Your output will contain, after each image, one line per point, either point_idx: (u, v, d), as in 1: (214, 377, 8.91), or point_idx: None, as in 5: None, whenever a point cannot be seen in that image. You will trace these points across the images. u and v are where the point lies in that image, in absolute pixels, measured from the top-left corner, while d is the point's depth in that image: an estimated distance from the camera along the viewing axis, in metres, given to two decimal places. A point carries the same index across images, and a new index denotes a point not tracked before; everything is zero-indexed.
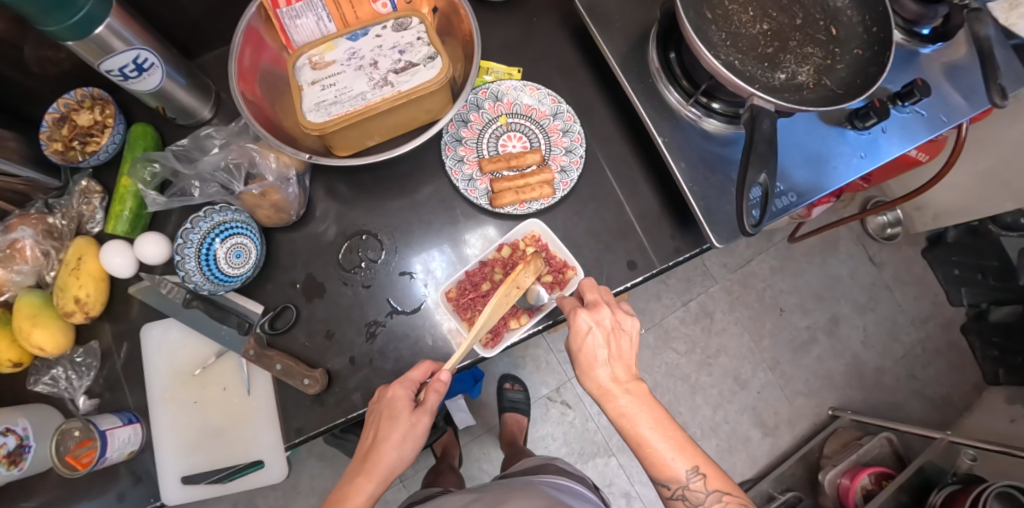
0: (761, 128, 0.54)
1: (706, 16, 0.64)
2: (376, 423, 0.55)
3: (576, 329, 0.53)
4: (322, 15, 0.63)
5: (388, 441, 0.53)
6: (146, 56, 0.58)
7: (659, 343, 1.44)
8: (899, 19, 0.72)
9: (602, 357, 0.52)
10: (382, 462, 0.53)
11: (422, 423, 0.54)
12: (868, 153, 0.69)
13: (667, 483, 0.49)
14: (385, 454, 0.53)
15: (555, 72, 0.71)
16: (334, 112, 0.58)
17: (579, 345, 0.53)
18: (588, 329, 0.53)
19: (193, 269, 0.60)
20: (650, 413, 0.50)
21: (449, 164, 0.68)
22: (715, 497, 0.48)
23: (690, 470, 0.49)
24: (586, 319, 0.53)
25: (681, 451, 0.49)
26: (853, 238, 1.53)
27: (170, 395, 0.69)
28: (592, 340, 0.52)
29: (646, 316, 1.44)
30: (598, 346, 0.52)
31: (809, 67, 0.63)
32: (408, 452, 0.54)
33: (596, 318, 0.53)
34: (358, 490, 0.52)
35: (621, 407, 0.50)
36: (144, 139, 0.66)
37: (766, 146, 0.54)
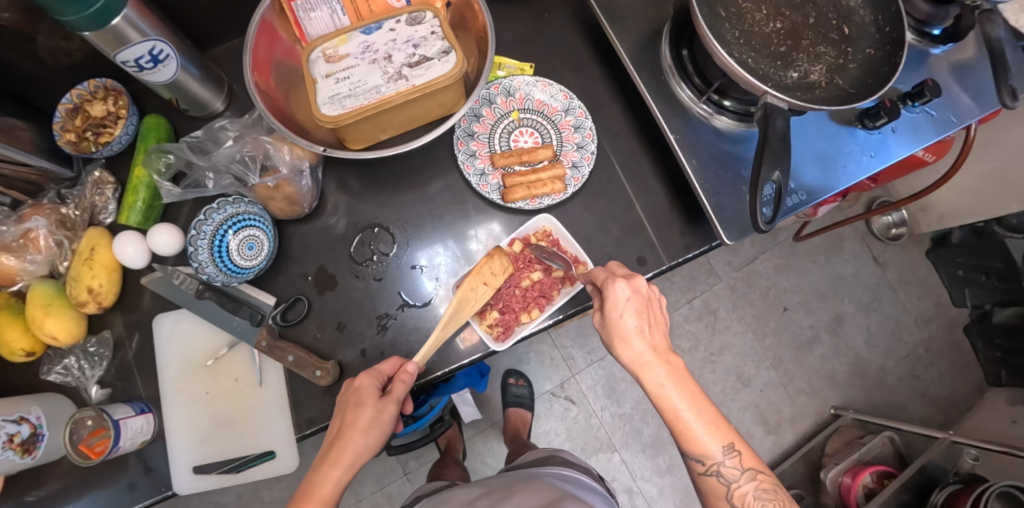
0: (774, 126, 0.54)
1: (719, 14, 0.64)
2: (343, 414, 0.56)
3: (611, 297, 0.54)
4: (336, 8, 0.64)
5: (360, 434, 0.54)
6: (161, 47, 0.58)
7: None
8: (910, 19, 0.73)
9: (637, 328, 0.52)
10: (347, 450, 0.53)
11: (388, 411, 0.56)
12: (877, 151, 0.69)
13: (702, 459, 0.50)
14: (349, 441, 0.54)
15: (566, 68, 0.72)
16: (348, 105, 0.58)
17: (613, 312, 0.53)
18: (621, 297, 0.53)
19: (206, 260, 0.61)
20: (688, 388, 0.50)
21: (460, 158, 0.68)
22: (749, 475, 0.50)
23: (725, 447, 0.50)
24: (623, 288, 0.53)
25: (714, 429, 0.50)
26: (858, 238, 1.53)
27: (182, 384, 0.69)
28: (626, 310, 0.53)
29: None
30: (630, 316, 0.52)
31: (822, 66, 0.63)
32: (375, 439, 0.55)
33: (633, 286, 0.54)
34: (326, 477, 0.53)
35: (660, 380, 0.50)
36: (157, 130, 0.66)
37: (780, 143, 0.54)
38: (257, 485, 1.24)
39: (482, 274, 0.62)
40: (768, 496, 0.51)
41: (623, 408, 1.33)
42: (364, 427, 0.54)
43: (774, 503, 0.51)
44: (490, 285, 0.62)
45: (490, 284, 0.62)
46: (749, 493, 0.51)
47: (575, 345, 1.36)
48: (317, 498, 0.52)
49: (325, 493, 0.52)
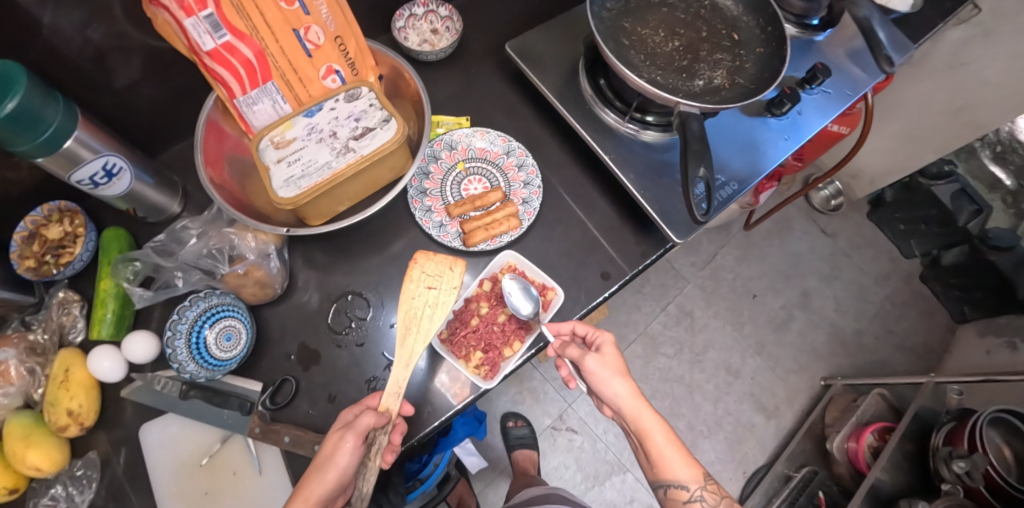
0: (691, 129, 0.60)
1: (623, 42, 0.70)
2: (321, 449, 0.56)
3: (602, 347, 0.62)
4: (277, 98, 0.67)
5: (324, 466, 0.54)
6: (114, 161, 0.60)
7: (648, 351, 1.47)
8: (790, 16, 0.84)
9: (618, 373, 0.60)
10: (307, 486, 0.53)
11: (343, 442, 0.54)
12: (791, 134, 0.77)
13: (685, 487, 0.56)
14: (308, 478, 0.53)
15: (500, 114, 0.77)
16: (303, 185, 0.62)
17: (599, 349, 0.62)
18: (608, 348, 0.62)
19: (186, 359, 0.62)
20: (661, 421, 0.58)
21: (418, 215, 0.71)
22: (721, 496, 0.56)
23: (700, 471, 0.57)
24: (608, 339, 0.62)
25: (684, 458, 0.56)
26: (804, 215, 1.63)
27: (178, 490, 0.67)
28: (609, 358, 0.61)
29: (631, 328, 1.48)
30: (611, 354, 0.61)
31: (722, 71, 0.70)
32: (331, 476, 0.53)
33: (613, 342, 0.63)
34: None
35: (644, 414, 0.57)
36: (117, 241, 0.67)
37: (698, 143, 0.60)
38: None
39: (422, 280, 0.63)
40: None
41: None
42: (325, 457, 0.54)
43: None
44: (435, 287, 0.63)
45: (435, 286, 0.63)
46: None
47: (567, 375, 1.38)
48: None
49: None
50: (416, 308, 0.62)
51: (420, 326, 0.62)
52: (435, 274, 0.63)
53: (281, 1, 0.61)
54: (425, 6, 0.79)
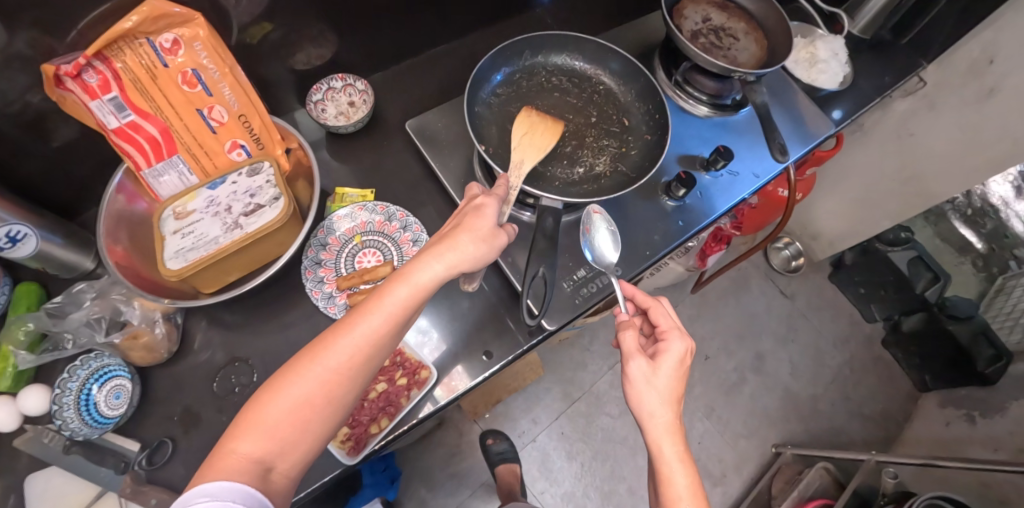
0: (543, 224, 0.62)
1: (509, 129, 0.72)
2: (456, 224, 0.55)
3: (665, 347, 0.55)
4: (183, 170, 0.72)
5: (475, 243, 0.53)
6: (18, 229, 0.64)
7: (592, 410, 1.42)
8: (705, 96, 0.87)
9: (664, 390, 0.53)
10: (457, 247, 0.52)
11: (500, 234, 0.55)
12: (686, 217, 0.79)
13: None
14: (459, 238, 0.53)
15: (403, 188, 0.81)
16: (190, 257, 0.65)
17: (658, 360, 0.54)
18: (670, 354, 0.55)
19: (71, 415, 0.64)
20: (691, 473, 0.51)
21: (308, 286, 0.73)
22: None
23: None
24: (677, 342, 0.56)
25: None
26: (762, 275, 1.63)
27: None
28: (665, 367, 0.54)
29: (576, 386, 1.44)
30: (670, 364, 0.54)
31: (606, 157, 0.72)
32: (478, 259, 0.53)
33: (683, 347, 0.56)
34: (428, 271, 0.51)
35: (670, 451, 0.51)
36: (28, 297, 0.72)
37: (546, 240, 0.62)
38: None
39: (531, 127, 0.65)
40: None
41: (562, 486, 1.35)
42: (485, 235, 0.54)
43: None
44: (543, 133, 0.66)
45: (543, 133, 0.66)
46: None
47: (506, 429, 1.37)
48: (418, 291, 0.51)
49: (421, 293, 0.51)
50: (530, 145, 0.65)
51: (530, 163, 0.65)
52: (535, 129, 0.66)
53: (184, 84, 0.66)
54: (343, 81, 0.84)
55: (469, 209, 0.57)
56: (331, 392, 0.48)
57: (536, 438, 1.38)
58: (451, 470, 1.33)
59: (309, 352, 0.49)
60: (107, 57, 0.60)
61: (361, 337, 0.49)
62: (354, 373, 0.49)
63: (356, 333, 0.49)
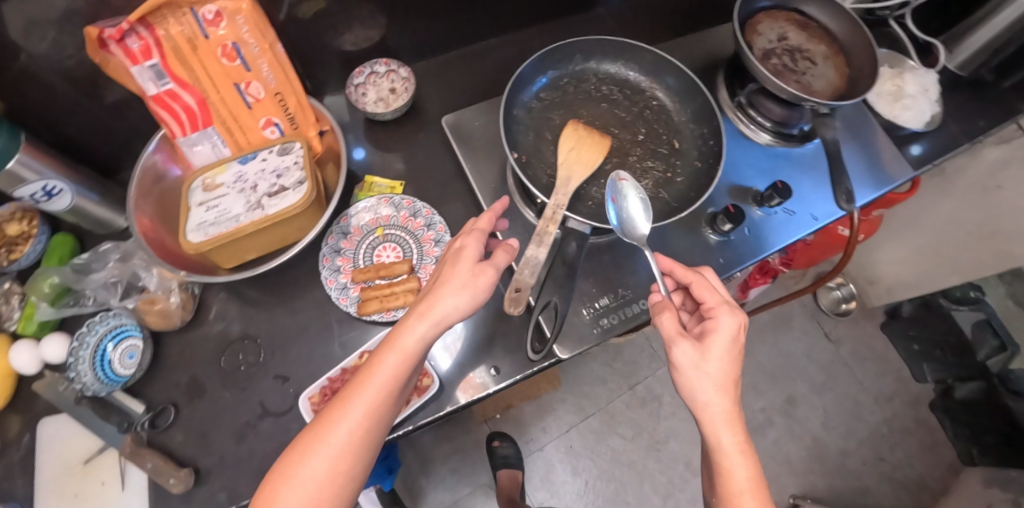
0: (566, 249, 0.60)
1: (546, 137, 0.67)
2: (438, 272, 0.53)
3: (713, 328, 0.51)
4: (216, 141, 0.72)
5: (458, 287, 0.50)
6: (54, 184, 0.67)
7: (604, 428, 1.33)
8: (769, 122, 0.80)
9: (715, 373, 0.48)
10: (434, 300, 0.49)
11: (485, 272, 0.52)
12: (731, 254, 0.73)
13: None
14: (438, 292, 0.50)
15: (433, 184, 0.77)
16: (210, 232, 0.65)
17: (706, 342, 0.50)
18: (721, 334, 0.50)
19: (85, 371, 0.67)
20: (754, 465, 0.46)
21: (324, 273, 0.71)
22: None
23: None
24: (728, 319, 0.51)
25: None
26: (806, 315, 1.49)
27: (54, 487, 0.69)
28: (715, 349, 0.49)
29: (590, 401, 1.35)
30: (720, 344, 0.50)
31: (649, 181, 0.67)
32: (465, 298, 0.50)
33: (738, 325, 0.51)
34: (410, 328, 0.48)
35: (727, 442, 0.46)
36: (62, 247, 0.74)
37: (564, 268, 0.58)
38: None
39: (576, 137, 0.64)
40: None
41: (562, 500, 1.26)
42: (467, 279, 0.51)
43: None
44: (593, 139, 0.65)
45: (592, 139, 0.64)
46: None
47: (514, 433, 1.30)
48: (406, 350, 0.48)
49: (412, 347, 0.48)
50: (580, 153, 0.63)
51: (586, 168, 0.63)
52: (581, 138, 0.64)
53: (224, 57, 0.65)
54: (386, 66, 0.81)
55: (451, 254, 0.54)
56: (342, 471, 0.45)
57: (544, 447, 1.30)
58: (452, 465, 1.26)
59: (310, 433, 0.46)
60: (151, 23, 0.59)
61: (359, 411, 0.46)
62: (363, 444, 0.47)
63: (354, 408, 0.47)
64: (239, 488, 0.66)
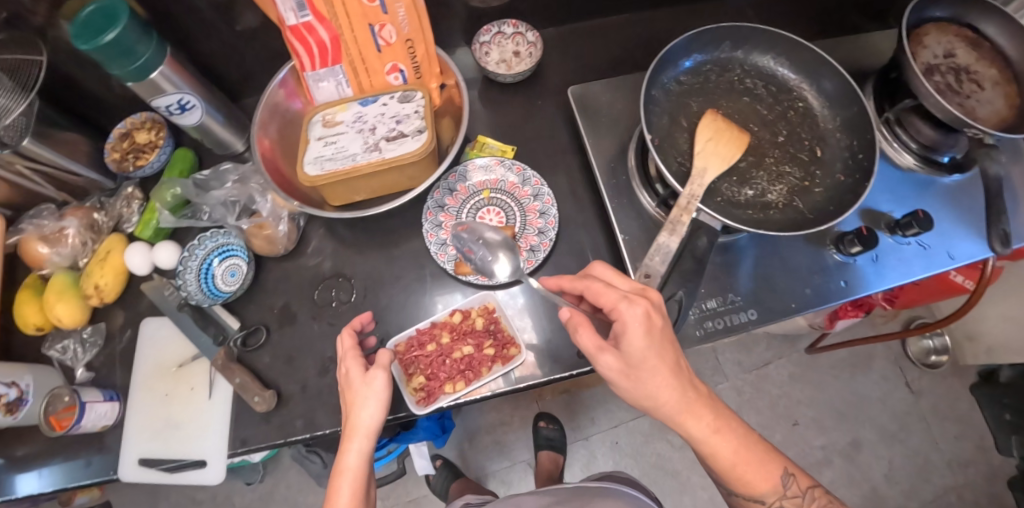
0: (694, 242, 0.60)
1: (680, 123, 0.64)
2: (345, 399, 0.55)
3: (625, 330, 0.49)
4: (341, 80, 0.72)
5: (362, 402, 0.53)
6: (188, 98, 0.69)
7: (653, 432, 1.26)
8: (915, 144, 0.73)
9: (660, 374, 0.49)
10: (352, 425, 0.52)
11: (377, 379, 0.54)
12: (853, 279, 0.68)
13: (763, 497, 0.53)
14: (352, 417, 0.53)
15: (544, 155, 0.76)
16: (327, 167, 0.66)
17: (626, 348, 0.49)
18: (634, 329, 0.48)
19: (191, 280, 0.72)
20: (733, 431, 0.52)
21: (426, 227, 0.71)
22: (812, 494, 0.54)
23: (784, 476, 0.53)
24: (635, 312, 0.48)
25: (762, 462, 0.53)
26: (889, 357, 1.34)
27: (148, 383, 0.74)
28: (645, 348, 0.48)
29: None
30: (639, 346, 0.48)
31: (783, 187, 0.63)
32: (376, 408, 0.53)
33: (645, 313, 0.49)
34: (344, 452, 0.52)
35: (705, 428, 0.51)
36: (183, 162, 0.77)
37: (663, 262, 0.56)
38: (214, 501, 1.26)
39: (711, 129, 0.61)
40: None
41: None
42: (360, 396, 0.53)
43: None
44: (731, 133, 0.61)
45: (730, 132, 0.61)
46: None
47: (562, 418, 1.27)
48: (348, 471, 0.51)
49: (357, 462, 0.52)
50: (720, 143, 0.61)
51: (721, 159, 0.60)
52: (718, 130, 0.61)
53: None
54: (514, 28, 0.79)
55: (345, 383, 0.56)
56: None
57: (590, 437, 1.26)
58: (495, 437, 1.26)
59: None
60: None
61: None
62: None
63: None
64: (315, 417, 0.68)
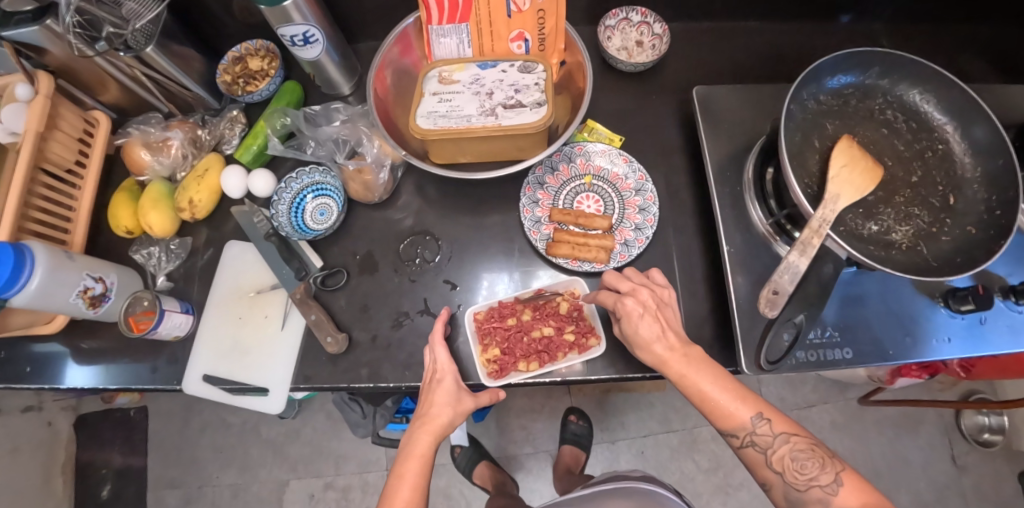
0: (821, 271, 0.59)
1: (813, 143, 0.62)
2: (421, 404, 0.60)
3: (626, 316, 0.57)
4: (464, 39, 0.71)
5: (444, 403, 0.59)
6: (313, 31, 0.68)
7: (681, 450, 1.24)
8: None
9: (653, 333, 0.55)
10: (434, 419, 0.58)
11: (466, 400, 0.60)
12: (957, 338, 0.63)
13: (736, 432, 0.53)
14: (434, 413, 0.59)
15: (651, 151, 0.74)
16: (440, 123, 0.65)
17: (631, 324, 0.56)
18: (632, 311, 0.56)
19: (282, 211, 0.72)
20: (715, 375, 0.54)
21: (523, 201, 0.71)
22: (784, 438, 0.52)
23: (755, 416, 0.52)
24: (631, 302, 0.57)
25: (739, 401, 0.53)
26: (940, 426, 1.29)
27: (224, 304, 0.76)
28: (639, 321, 0.56)
29: (679, 417, 1.25)
30: (646, 323, 0.56)
31: (909, 228, 0.60)
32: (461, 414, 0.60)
33: (640, 300, 0.57)
34: (419, 440, 0.58)
35: (682, 370, 0.54)
36: (290, 94, 0.77)
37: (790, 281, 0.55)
38: (247, 428, 1.31)
39: (848, 156, 0.57)
40: (807, 456, 0.51)
41: None
42: (434, 401, 0.59)
43: (815, 463, 0.50)
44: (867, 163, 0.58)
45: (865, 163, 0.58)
46: (786, 456, 0.51)
47: (593, 418, 1.27)
48: (415, 458, 0.57)
49: (423, 452, 0.57)
50: (854, 171, 0.57)
51: (853, 189, 0.57)
52: (854, 159, 0.58)
53: None
54: (642, 16, 0.77)
55: (431, 381, 0.61)
56: None
57: (616, 441, 1.25)
58: (522, 421, 1.27)
59: None
60: None
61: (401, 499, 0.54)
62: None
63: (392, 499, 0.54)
64: (380, 369, 0.67)
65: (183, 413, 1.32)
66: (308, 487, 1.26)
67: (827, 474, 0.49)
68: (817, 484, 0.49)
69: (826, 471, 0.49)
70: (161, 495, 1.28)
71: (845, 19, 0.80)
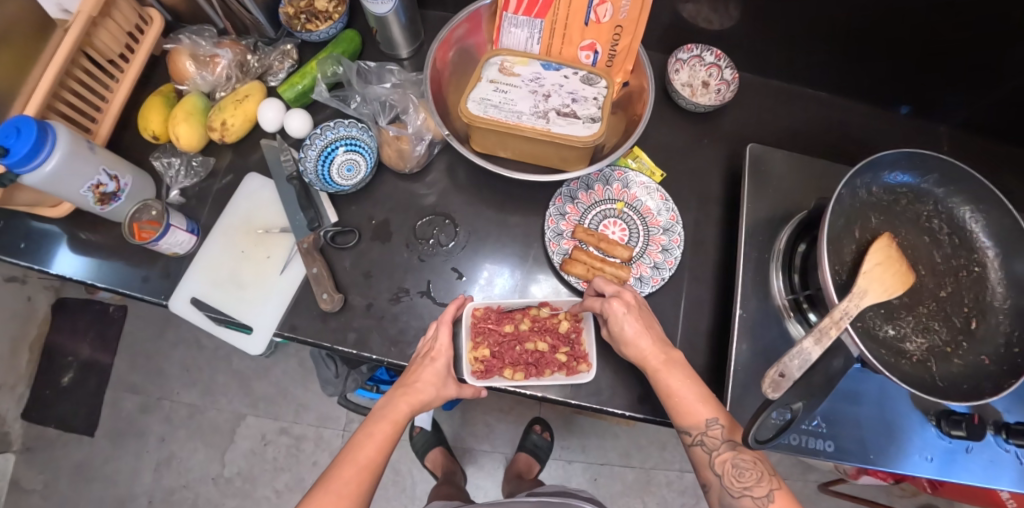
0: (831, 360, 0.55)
1: (852, 231, 0.61)
2: (403, 378, 0.60)
3: (610, 316, 0.58)
4: (535, 34, 0.69)
5: (426, 380, 0.59)
6: None
7: (632, 487, 1.24)
8: None
9: (636, 331, 0.57)
10: (417, 391, 0.58)
11: (450, 389, 0.60)
12: (937, 459, 0.62)
13: (690, 429, 0.54)
14: (419, 388, 0.58)
15: (688, 195, 0.73)
16: (489, 113, 0.63)
17: (614, 322, 0.58)
18: (619, 312, 0.58)
19: (310, 157, 0.71)
20: (687, 377, 0.55)
21: (551, 211, 0.70)
22: (730, 446, 0.53)
23: (711, 418, 0.53)
24: (616, 303, 0.58)
25: (702, 403, 0.54)
26: None
27: (231, 233, 0.75)
28: (625, 321, 0.57)
29: (639, 455, 1.25)
30: (630, 323, 0.57)
31: (924, 341, 0.59)
32: (448, 392, 0.60)
33: (624, 301, 0.59)
34: (397, 409, 0.58)
35: (656, 366, 0.56)
36: (347, 44, 0.75)
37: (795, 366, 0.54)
38: (218, 354, 1.30)
39: (885, 252, 0.56)
40: (748, 466, 0.52)
41: None
42: (412, 380, 0.59)
43: (754, 475, 0.52)
44: (901, 263, 0.57)
45: (901, 263, 0.57)
46: (728, 461, 0.52)
47: (556, 433, 1.26)
48: (390, 421, 0.57)
49: (395, 418, 0.57)
50: (888, 269, 0.56)
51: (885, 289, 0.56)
52: (888, 260, 0.56)
53: None
54: (715, 59, 0.75)
55: (425, 357, 0.61)
56: (365, 475, 0.54)
57: (572, 462, 1.25)
58: (487, 418, 1.27)
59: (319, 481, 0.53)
60: None
61: (365, 456, 0.54)
62: (371, 472, 0.54)
63: (362, 438, 0.56)
64: (368, 338, 0.67)
65: (160, 324, 1.32)
66: (263, 427, 1.27)
67: (760, 487, 0.51)
68: (749, 494, 0.51)
69: (761, 484, 0.51)
70: (118, 398, 1.28)
71: (903, 110, 0.78)
